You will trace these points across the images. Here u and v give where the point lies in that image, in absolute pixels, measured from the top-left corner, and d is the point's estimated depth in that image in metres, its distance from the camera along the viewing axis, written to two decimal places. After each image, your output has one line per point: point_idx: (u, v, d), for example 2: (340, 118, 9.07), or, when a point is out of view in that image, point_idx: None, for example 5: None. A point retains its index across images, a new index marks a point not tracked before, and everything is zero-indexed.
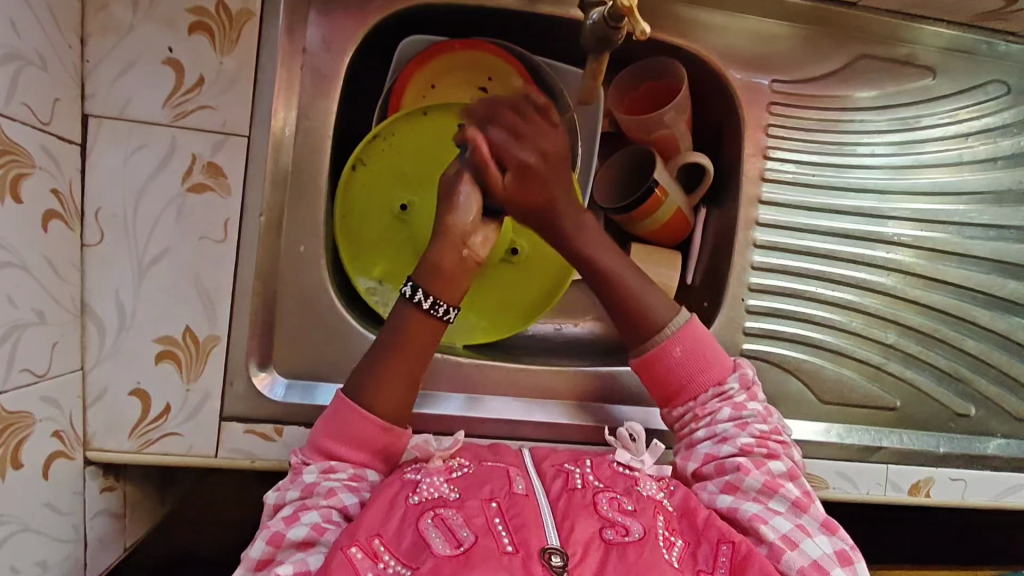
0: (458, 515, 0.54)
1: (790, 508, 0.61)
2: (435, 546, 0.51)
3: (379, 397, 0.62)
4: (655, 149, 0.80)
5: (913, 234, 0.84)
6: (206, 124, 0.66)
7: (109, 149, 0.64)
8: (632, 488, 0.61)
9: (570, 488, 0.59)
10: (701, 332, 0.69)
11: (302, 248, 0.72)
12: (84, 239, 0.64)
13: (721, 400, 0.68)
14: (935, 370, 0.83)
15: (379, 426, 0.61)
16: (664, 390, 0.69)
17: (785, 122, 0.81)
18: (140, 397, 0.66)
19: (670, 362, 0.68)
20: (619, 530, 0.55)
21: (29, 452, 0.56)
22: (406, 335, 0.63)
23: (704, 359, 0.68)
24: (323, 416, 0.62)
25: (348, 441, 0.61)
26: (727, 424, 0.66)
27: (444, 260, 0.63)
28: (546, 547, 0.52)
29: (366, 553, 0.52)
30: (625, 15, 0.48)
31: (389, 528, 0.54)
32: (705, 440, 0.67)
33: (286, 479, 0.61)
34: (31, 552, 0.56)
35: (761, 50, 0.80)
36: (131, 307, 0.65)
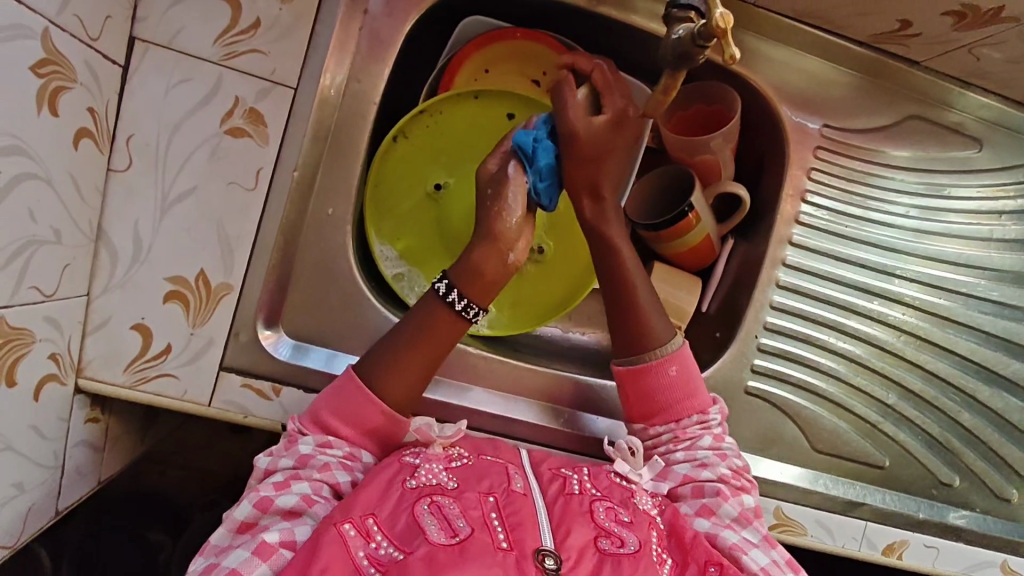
0: (455, 505, 0.55)
1: (762, 541, 0.61)
2: (430, 534, 0.51)
3: (392, 383, 0.62)
4: (695, 171, 0.80)
5: (924, 298, 0.84)
6: (254, 68, 0.64)
7: (152, 76, 0.62)
8: (627, 500, 0.61)
9: (567, 492, 0.60)
10: (692, 359, 0.70)
11: (330, 211, 0.70)
12: (111, 164, 0.62)
13: (702, 427, 0.68)
14: (928, 437, 0.84)
15: (382, 411, 0.61)
16: (646, 407, 0.68)
17: (827, 168, 0.81)
18: (141, 333, 0.64)
19: (663, 379, 0.68)
20: (613, 540, 0.55)
21: (24, 370, 0.54)
22: (427, 330, 0.63)
23: (693, 386, 0.68)
24: (328, 389, 0.62)
25: (348, 421, 0.61)
26: (706, 451, 0.66)
27: (485, 264, 0.63)
28: (540, 548, 0.52)
29: (359, 531, 0.52)
30: (717, 36, 0.46)
31: (383, 509, 0.54)
32: (682, 462, 0.66)
33: (280, 445, 0.61)
34: (10, 472, 0.55)
35: (815, 93, 0.79)
36: (149, 241, 0.64)
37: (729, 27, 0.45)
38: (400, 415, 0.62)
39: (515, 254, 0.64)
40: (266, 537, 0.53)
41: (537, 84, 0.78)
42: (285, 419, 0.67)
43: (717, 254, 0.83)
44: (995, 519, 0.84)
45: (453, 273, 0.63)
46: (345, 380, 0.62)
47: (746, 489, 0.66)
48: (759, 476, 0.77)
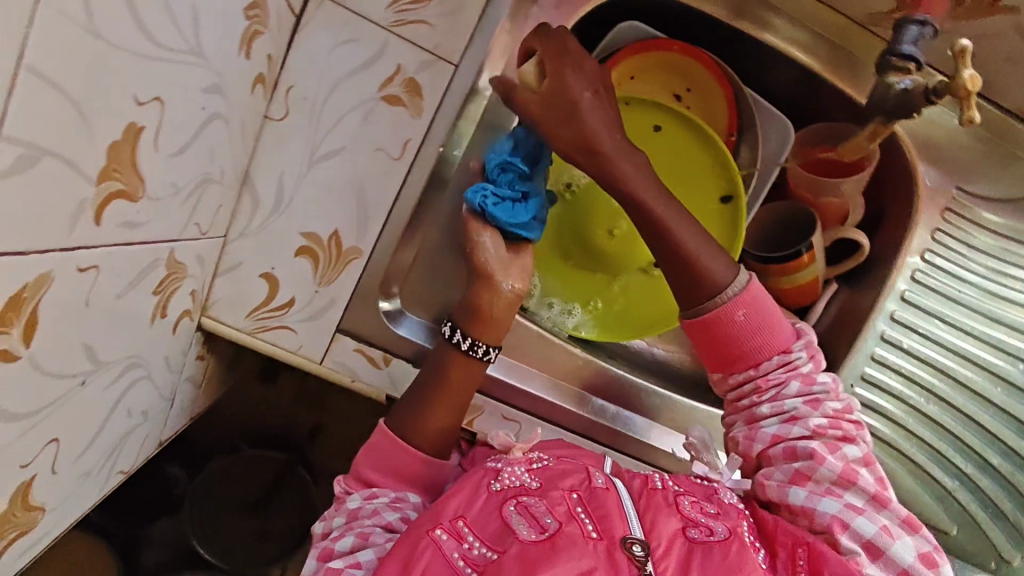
0: (541, 503, 0.56)
1: (868, 503, 0.58)
2: (520, 532, 0.53)
3: (422, 432, 0.64)
4: (817, 212, 0.79)
5: (1014, 372, 0.81)
6: (421, 39, 0.64)
7: (322, 30, 0.62)
8: (712, 495, 0.61)
9: (649, 487, 0.60)
10: (763, 298, 0.63)
11: (464, 192, 0.71)
12: (269, 111, 0.62)
13: (787, 370, 0.63)
14: (998, 511, 0.82)
15: (418, 456, 0.63)
16: (724, 355, 0.63)
17: (951, 231, 0.81)
18: (268, 281, 0.65)
19: (731, 327, 0.62)
20: (702, 529, 0.55)
21: (173, 304, 0.55)
22: (444, 373, 0.65)
23: (767, 324, 0.62)
24: (363, 446, 0.64)
25: (386, 472, 0.62)
26: (796, 399, 0.62)
27: (485, 301, 0.65)
28: (628, 537, 0.53)
29: (450, 534, 0.54)
30: (957, 96, 0.49)
31: (471, 511, 0.56)
32: (770, 416, 0.63)
33: (332, 508, 0.63)
34: (142, 401, 0.55)
35: (952, 153, 0.79)
36: (290, 193, 0.64)
37: (975, 90, 0.48)
38: (434, 459, 0.64)
39: (510, 284, 0.66)
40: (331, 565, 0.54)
41: (678, 98, 0.77)
42: (391, 389, 0.69)
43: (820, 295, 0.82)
44: None
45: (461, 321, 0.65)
46: (376, 434, 0.63)
47: (849, 443, 0.61)
48: None
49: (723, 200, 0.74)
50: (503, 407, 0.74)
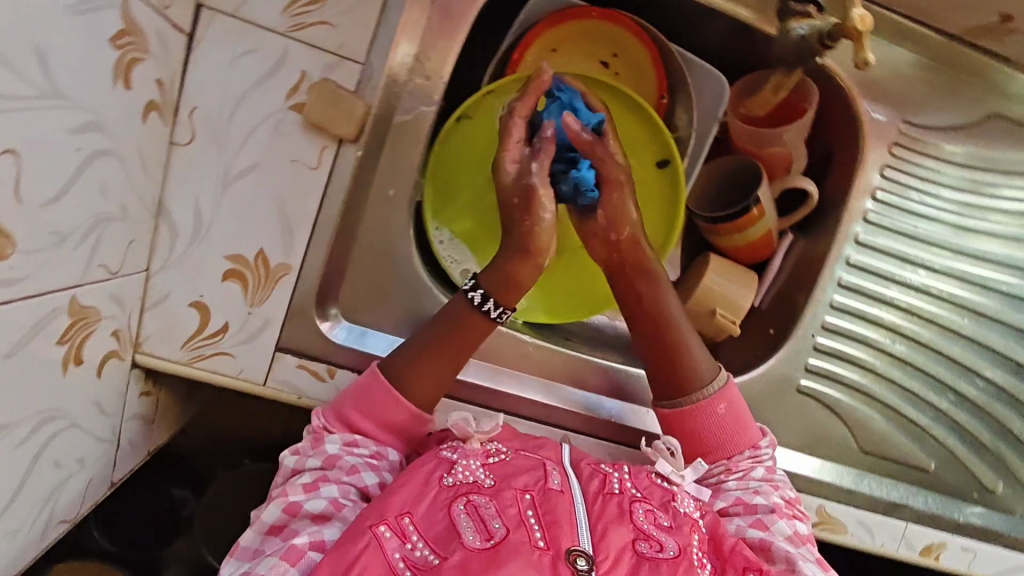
0: (491, 504, 0.56)
1: (792, 537, 0.62)
2: (466, 538, 0.53)
3: (416, 381, 0.62)
4: (762, 164, 0.76)
5: (963, 294, 0.82)
6: (322, 41, 0.61)
7: (216, 46, 0.59)
8: (668, 502, 0.61)
9: (606, 491, 0.60)
10: (739, 398, 0.69)
11: (391, 192, 0.68)
12: (173, 137, 0.60)
13: (754, 461, 0.67)
14: (974, 441, 0.83)
15: (408, 407, 0.61)
16: (708, 445, 0.68)
17: (900, 166, 0.79)
18: (199, 310, 0.63)
19: (712, 417, 0.67)
20: (652, 544, 0.56)
21: (89, 349, 0.54)
22: (443, 334, 0.63)
23: (741, 422, 0.68)
24: (351, 386, 0.62)
25: (374, 420, 0.61)
26: (760, 482, 0.66)
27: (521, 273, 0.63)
28: (574, 548, 0.53)
29: (395, 531, 0.53)
30: (851, 40, 0.52)
31: (420, 507, 0.55)
32: (728, 480, 0.67)
33: (306, 444, 0.61)
34: (73, 448, 0.55)
35: (897, 85, 0.76)
36: (209, 218, 0.62)
37: (864, 31, 0.51)
38: (424, 414, 0.62)
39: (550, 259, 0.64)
40: (294, 539, 0.53)
41: (606, 65, 0.74)
42: None
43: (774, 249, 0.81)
44: None
45: (486, 280, 0.64)
46: (367, 379, 0.62)
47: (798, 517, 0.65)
48: (805, 475, 0.77)
49: (661, 165, 0.72)
50: (458, 405, 0.71)
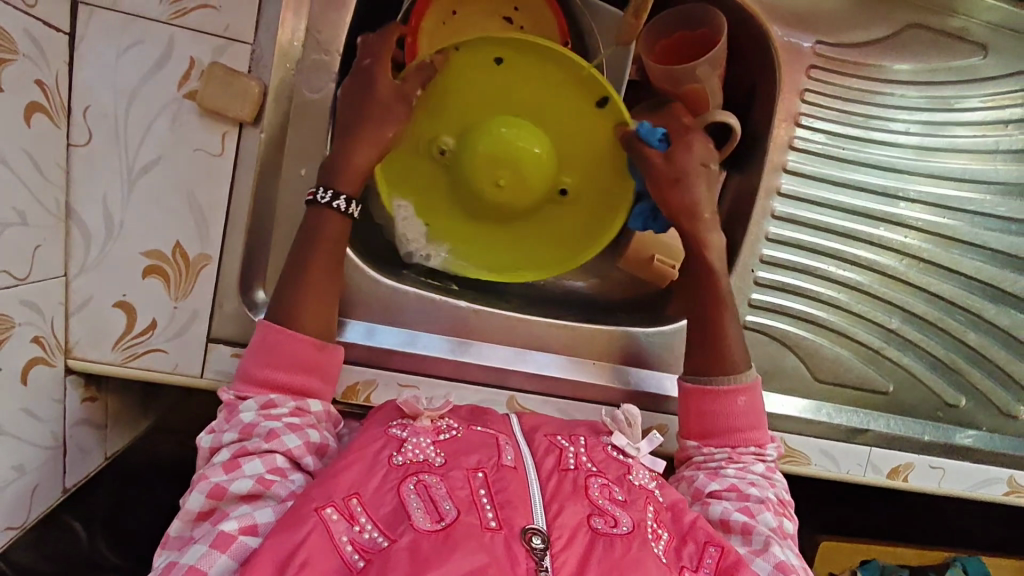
0: (442, 485, 0.54)
1: (776, 530, 0.61)
2: (416, 519, 0.51)
3: (306, 313, 0.62)
4: (682, 102, 0.75)
5: (921, 217, 0.81)
6: (206, 25, 0.61)
7: (100, 42, 0.59)
8: (623, 477, 0.61)
9: (562, 468, 0.59)
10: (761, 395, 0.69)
11: (303, 171, 0.68)
12: (70, 139, 0.60)
13: (756, 456, 0.67)
14: (932, 359, 0.83)
15: (311, 344, 0.61)
16: (727, 424, 0.67)
17: (823, 88, 0.77)
18: (124, 309, 0.63)
19: (732, 406, 0.67)
20: (607, 519, 0.54)
21: (7, 356, 0.54)
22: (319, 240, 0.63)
23: (759, 420, 0.68)
24: (250, 346, 0.60)
25: (281, 370, 0.59)
26: (757, 475, 0.65)
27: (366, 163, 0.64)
28: (529, 527, 0.51)
29: (342, 514, 0.51)
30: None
31: (368, 488, 0.54)
32: (726, 466, 0.66)
33: (220, 421, 0.58)
34: (9, 456, 0.56)
35: (806, 7, 0.75)
36: (120, 217, 0.62)
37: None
38: (328, 344, 0.62)
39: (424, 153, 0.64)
40: (223, 526, 0.51)
41: (510, 21, 0.73)
42: None
43: None
44: (1003, 436, 0.83)
45: (351, 187, 0.64)
46: (264, 333, 0.60)
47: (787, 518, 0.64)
48: None
49: (599, 104, 0.70)
50: (400, 374, 0.71)
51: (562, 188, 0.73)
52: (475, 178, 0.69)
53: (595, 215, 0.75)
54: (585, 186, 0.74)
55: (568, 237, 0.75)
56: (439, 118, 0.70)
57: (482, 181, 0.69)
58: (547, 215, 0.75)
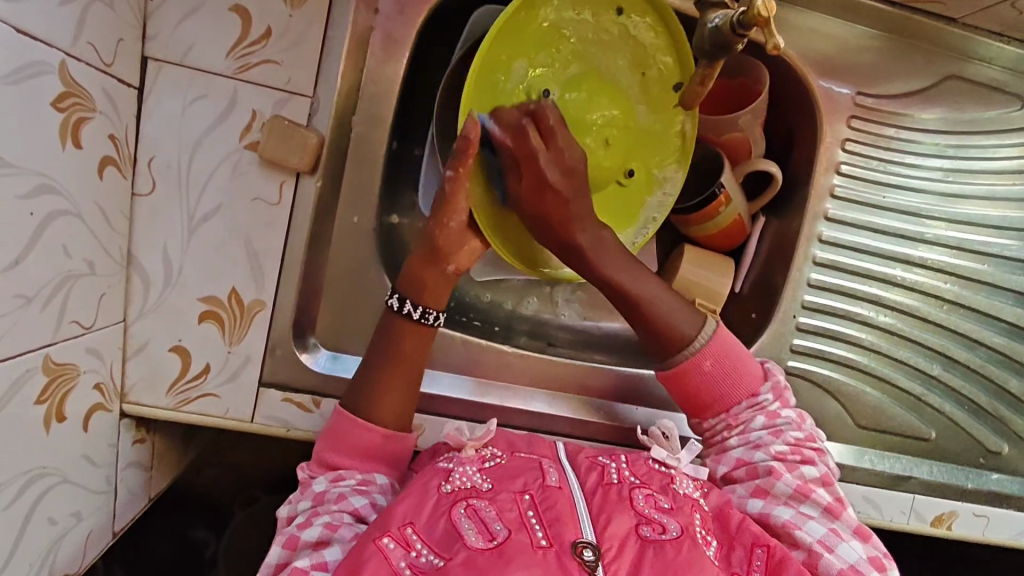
0: (491, 507, 0.54)
1: (822, 513, 0.60)
2: (468, 538, 0.51)
3: (382, 403, 0.60)
4: (723, 151, 0.76)
5: (951, 261, 0.82)
6: (269, 78, 0.63)
7: (168, 95, 0.61)
8: (667, 486, 0.61)
9: (605, 482, 0.59)
10: (730, 344, 0.65)
11: (356, 219, 0.70)
12: (135, 188, 0.61)
13: (755, 409, 0.65)
14: (972, 406, 0.82)
15: (382, 434, 0.60)
16: (693, 402, 0.66)
17: (863, 138, 0.79)
18: (179, 354, 0.64)
19: (702, 377, 0.64)
20: (654, 527, 0.55)
21: (72, 404, 0.55)
22: (397, 346, 0.61)
23: (735, 371, 0.65)
24: (322, 430, 0.60)
25: (352, 454, 0.59)
26: (761, 432, 0.64)
27: (424, 273, 0.62)
28: (579, 540, 0.52)
29: (398, 541, 0.51)
30: (758, 25, 0.47)
31: (421, 515, 0.53)
32: (734, 438, 0.65)
33: (296, 493, 0.60)
34: (68, 502, 0.56)
35: (848, 60, 0.76)
36: (179, 263, 0.63)
37: (772, 16, 0.46)
38: (401, 432, 0.61)
39: (455, 265, 0.63)
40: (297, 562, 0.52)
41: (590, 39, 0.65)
42: None
43: (747, 233, 0.79)
44: None
45: (401, 285, 0.63)
46: (336, 416, 0.60)
47: (809, 463, 0.63)
48: None
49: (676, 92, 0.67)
50: (445, 420, 0.71)
51: (627, 171, 0.69)
52: (571, 123, 0.66)
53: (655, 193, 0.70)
54: (647, 173, 0.70)
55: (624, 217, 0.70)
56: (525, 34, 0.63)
57: (584, 130, 0.66)
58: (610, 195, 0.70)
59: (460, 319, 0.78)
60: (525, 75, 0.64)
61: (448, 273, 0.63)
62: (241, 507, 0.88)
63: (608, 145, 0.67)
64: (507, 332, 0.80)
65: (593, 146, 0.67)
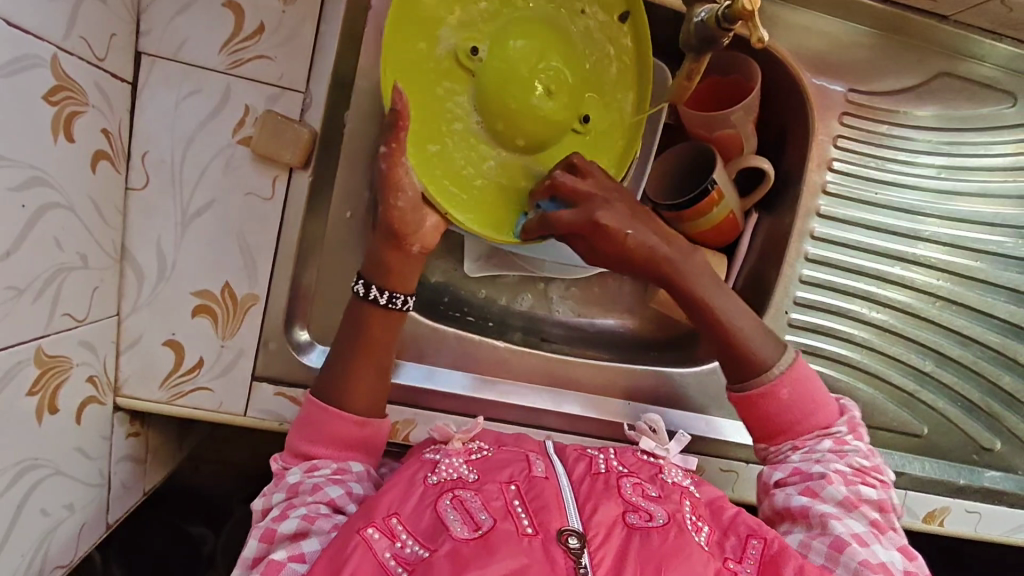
0: (477, 498, 0.54)
1: (868, 524, 0.59)
2: (454, 528, 0.51)
3: (349, 391, 0.61)
4: (716, 148, 0.76)
5: (945, 258, 0.82)
6: (262, 74, 0.63)
7: (161, 91, 0.61)
8: (655, 475, 0.62)
9: (593, 472, 0.59)
10: (807, 373, 0.66)
11: (349, 215, 0.70)
12: (129, 182, 0.62)
13: (818, 436, 0.65)
14: (965, 402, 0.83)
15: (352, 422, 0.60)
16: (768, 428, 0.65)
17: (855, 134, 0.79)
18: (173, 348, 0.64)
19: (778, 403, 0.64)
20: (642, 515, 0.55)
21: (65, 396, 0.55)
22: (363, 331, 0.61)
23: (811, 403, 0.65)
24: (296, 419, 0.61)
25: (322, 441, 0.60)
26: (826, 450, 0.64)
27: (388, 258, 0.62)
28: (565, 528, 0.52)
29: (383, 532, 0.51)
30: (742, 19, 0.48)
31: (407, 507, 0.54)
32: (793, 452, 0.65)
33: (271, 486, 0.60)
34: (61, 494, 0.57)
35: (840, 57, 0.77)
36: (172, 258, 0.63)
37: (756, 10, 0.47)
38: (371, 418, 0.61)
39: (420, 246, 0.62)
40: (273, 557, 0.52)
41: None
42: None
43: (740, 230, 0.79)
44: None
45: (368, 271, 0.62)
46: (308, 406, 0.60)
47: (868, 484, 0.62)
48: None
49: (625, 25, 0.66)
50: (438, 415, 0.72)
51: (583, 117, 0.67)
52: (505, 77, 0.62)
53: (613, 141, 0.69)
54: (604, 114, 0.68)
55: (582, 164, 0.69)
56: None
57: (520, 83, 0.62)
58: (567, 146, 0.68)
59: (453, 314, 0.79)
60: (450, 44, 0.63)
61: (413, 255, 0.62)
62: (238, 504, 0.89)
63: (550, 94, 0.63)
64: (501, 327, 0.80)
65: (541, 102, 0.63)
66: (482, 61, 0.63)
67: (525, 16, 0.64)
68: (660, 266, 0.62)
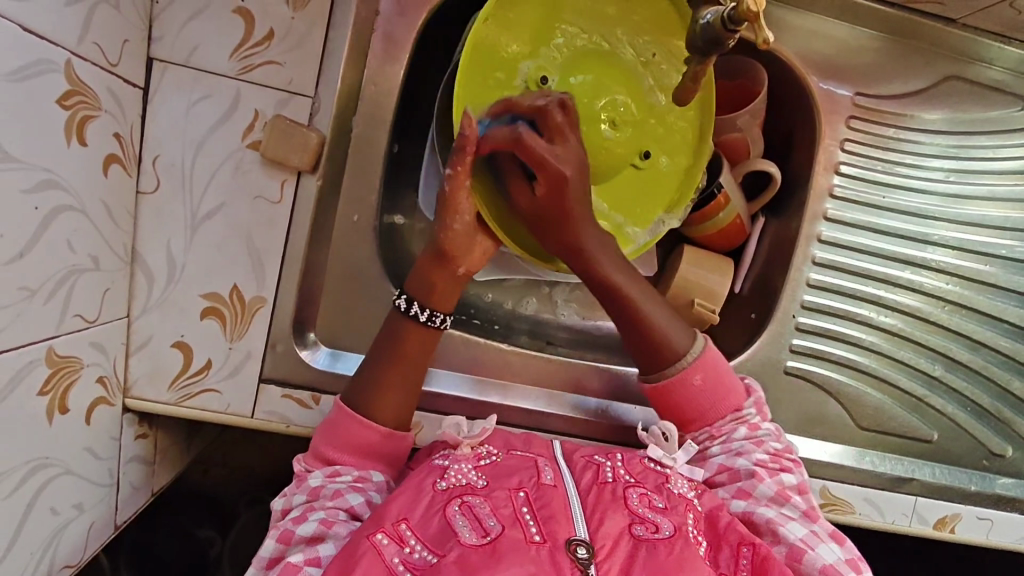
0: (485, 504, 0.54)
1: (802, 517, 0.60)
2: (462, 535, 0.51)
3: (384, 403, 0.61)
4: (723, 151, 0.76)
5: (954, 262, 0.81)
6: (271, 79, 0.64)
7: (173, 96, 0.62)
8: (662, 485, 0.61)
9: (600, 481, 0.59)
10: (719, 361, 0.67)
11: (356, 218, 0.71)
12: (140, 186, 0.63)
13: (736, 422, 0.67)
14: (976, 407, 0.82)
15: (381, 432, 0.60)
16: (679, 416, 0.67)
17: (863, 138, 0.79)
18: (181, 350, 0.65)
19: (691, 389, 0.66)
20: (648, 526, 0.55)
21: (75, 397, 0.56)
22: (398, 344, 0.62)
23: (722, 387, 0.66)
24: (324, 425, 0.61)
25: (349, 450, 0.60)
26: (743, 441, 0.65)
27: (433, 274, 0.63)
28: (573, 538, 0.52)
29: (392, 538, 0.52)
30: (747, 21, 0.47)
31: (416, 512, 0.54)
32: (715, 447, 0.66)
33: (292, 485, 0.60)
34: (70, 494, 0.57)
35: (846, 60, 0.77)
36: (182, 260, 0.64)
37: (761, 11, 0.46)
38: (400, 432, 0.62)
39: (466, 268, 0.63)
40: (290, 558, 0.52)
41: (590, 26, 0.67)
42: None
43: (748, 232, 0.79)
44: None
45: (411, 287, 0.63)
46: (337, 411, 0.61)
47: (786, 469, 0.64)
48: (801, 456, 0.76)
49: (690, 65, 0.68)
50: (445, 417, 0.72)
51: (642, 152, 0.69)
52: (572, 111, 0.65)
53: (671, 181, 0.71)
54: (665, 149, 0.70)
55: (636, 203, 0.70)
56: (513, 26, 0.65)
57: (590, 120, 0.65)
58: (624, 180, 0.70)
59: (460, 317, 0.79)
60: (527, 72, 0.65)
61: (456, 275, 0.63)
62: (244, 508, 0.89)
63: (616, 127, 0.66)
64: (507, 330, 0.81)
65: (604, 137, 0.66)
66: (551, 91, 0.65)
67: (596, 53, 0.67)
68: (578, 237, 0.62)
